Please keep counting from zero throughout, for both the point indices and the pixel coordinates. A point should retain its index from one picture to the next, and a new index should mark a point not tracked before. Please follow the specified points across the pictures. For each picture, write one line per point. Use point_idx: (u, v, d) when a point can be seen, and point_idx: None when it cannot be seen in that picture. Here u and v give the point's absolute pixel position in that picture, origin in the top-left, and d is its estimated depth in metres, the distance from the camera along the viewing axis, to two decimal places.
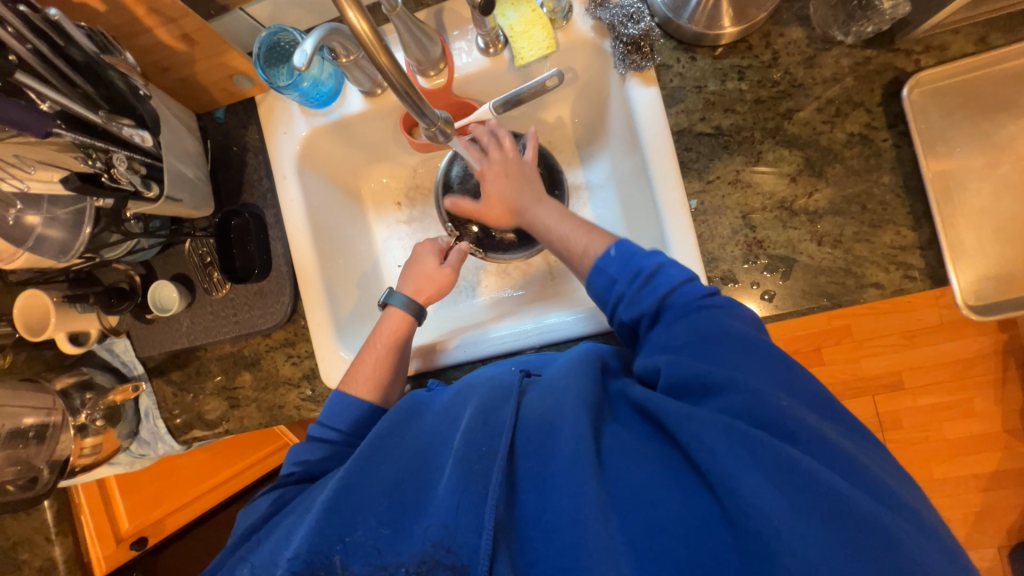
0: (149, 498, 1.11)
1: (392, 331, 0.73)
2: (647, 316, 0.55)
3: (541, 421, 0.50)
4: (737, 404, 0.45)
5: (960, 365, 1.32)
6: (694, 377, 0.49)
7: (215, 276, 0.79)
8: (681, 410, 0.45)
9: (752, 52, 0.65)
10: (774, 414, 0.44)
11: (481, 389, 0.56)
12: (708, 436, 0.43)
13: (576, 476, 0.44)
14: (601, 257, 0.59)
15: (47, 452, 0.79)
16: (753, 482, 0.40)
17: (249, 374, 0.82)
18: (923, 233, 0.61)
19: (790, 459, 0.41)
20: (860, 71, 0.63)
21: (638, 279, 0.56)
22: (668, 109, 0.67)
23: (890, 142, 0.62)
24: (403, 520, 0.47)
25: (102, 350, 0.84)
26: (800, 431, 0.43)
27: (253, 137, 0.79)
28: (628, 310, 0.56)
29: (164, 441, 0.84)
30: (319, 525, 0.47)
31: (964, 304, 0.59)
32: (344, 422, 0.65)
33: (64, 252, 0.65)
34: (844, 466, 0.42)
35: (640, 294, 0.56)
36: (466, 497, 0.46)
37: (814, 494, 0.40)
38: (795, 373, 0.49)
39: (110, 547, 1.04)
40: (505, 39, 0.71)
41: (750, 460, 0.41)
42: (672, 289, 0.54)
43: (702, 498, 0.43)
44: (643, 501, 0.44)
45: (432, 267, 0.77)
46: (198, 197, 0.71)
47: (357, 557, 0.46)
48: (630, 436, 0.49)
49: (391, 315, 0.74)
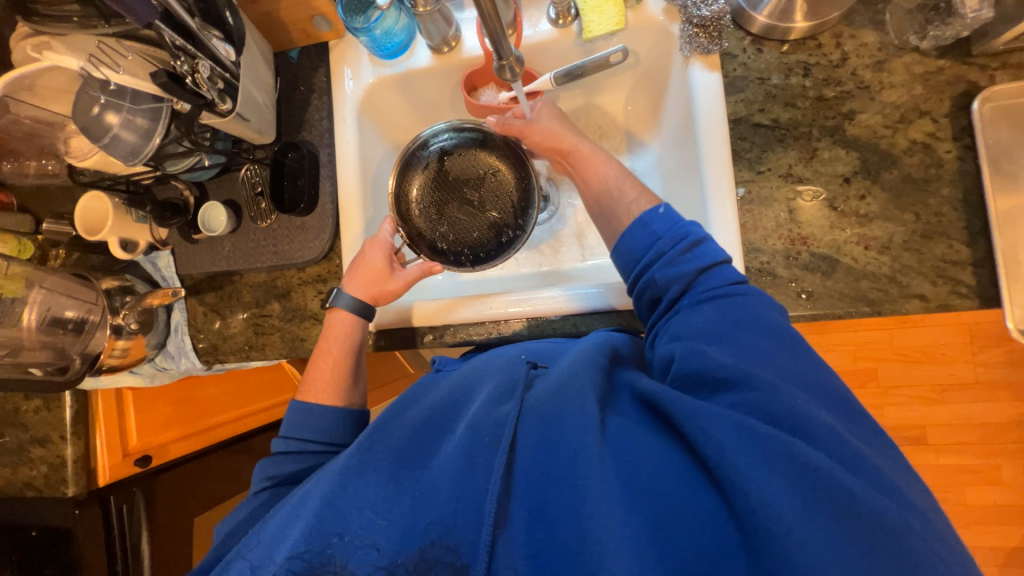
0: (159, 419, 1.13)
1: (342, 334, 0.72)
2: (679, 283, 0.55)
3: (548, 412, 0.49)
4: (751, 402, 0.45)
5: (989, 429, 1.33)
6: (706, 366, 0.48)
7: (262, 206, 0.82)
8: (689, 405, 0.45)
9: (822, 50, 0.65)
10: (785, 411, 0.44)
11: (492, 377, 0.58)
12: (717, 432, 0.42)
13: (584, 466, 0.44)
14: (648, 211, 0.59)
15: (82, 344, 0.81)
16: (761, 476, 0.39)
17: (278, 305, 0.85)
18: (979, 250, 0.59)
19: (802, 457, 0.40)
20: (930, 80, 0.62)
21: (682, 243, 0.56)
22: (727, 97, 0.68)
23: (953, 154, 0.61)
24: (401, 509, 0.46)
25: (146, 263, 0.88)
26: (814, 426, 0.43)
27: (321, 79, 0.83)
28: (662, 271, 0.56)
29: (187, 357, 0.87)
30: (317, 519, 0.44)
31: (1014, 328, 0.56)
32: (313, 432, 0.66)
33: (133, 155, 0.69)
34: (868, 472, 0.41)
35: (680, 258, 0.55)
36: (467, 479, 0.46)
37: (822, 487, 0.39)
38: (835, 394, 0.47)
39: (117, 459, 1.02)
40: (575, 12, 0.73)
41: (758, 457, 0.40)
42: (712, 263, 0.54)
43: (705, 495, 0.42)
44: (650, 494, 0.42)
45: (375, 264, 0.73)
46: (263, 122, 0.75)
47: (355, 555, 0.43)
48: (631, 427, 0.48)
49: (340, 318, 0.73)
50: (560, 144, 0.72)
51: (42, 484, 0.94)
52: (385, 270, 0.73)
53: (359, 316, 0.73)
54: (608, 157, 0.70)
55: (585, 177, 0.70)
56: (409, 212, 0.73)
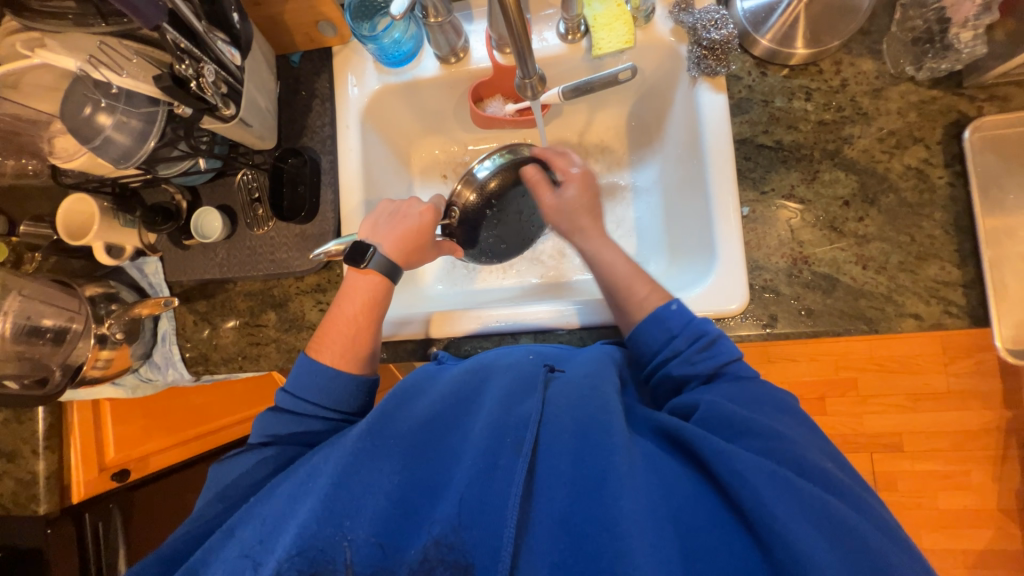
0: (138, 431, 1.09)
1: (363, 295, 0.68)
2: (700, 377, 0.56)
3: (578, 426, 0.48)
4: (776, 451, 0.46)
5: (959, 437, 1.40)
6: (733, 415, 0.49)
7: (259, 213, 0.80)
8: (722, 447, 0.45)
9: (822, 76, 0.68)
10: (806, 467, 0.45)
11: (504, 376, 0.56)
12: (753, 475, 0.43)
13: (617, 485, 0.43)
14: (663, 307, 0.60)
15: (63, 356, 0.77)
16: (801, 525, 0.40)
17: (274, 315, 0.82)
18: (968, 272, 0.62)
19: (834, 511, 0.41)
20: (924, 109, 0.65)
21: (697, 342, 0.57)
22: (733, 118, 0.69)
23: (946, 180, 0.64)
24: (414, 507, 0.45)
25: (132, 269, 0.84)
26: (842, 486, 0.45)
27: (323, 85, 0.81)
28: (678, 367, 0.57)
29: (175, 368, 0.84)
30: (326, 501, 0.44)
31: (1000, 346, 0.60)
32: (320, 396, 0.60)
33: (126, 159, 0.66)
34: (877, 520, 0.44)
35: (696, 355, 0.57)
36: (488, 491, 0.45)
37: (854, 542, 0.40)
38: (814, 432, 0.51)
39: (93, 474, 0.97)
40: (585, 28, 0.73)
41: (798, 509, 0.41)
42: (727, 361, 0.56)
43: (736, 536, 0.42)
44: (679, 522, 0.42)
45: (422, 232, 0.70)
46: (265, 127, 0.73)
47: (361, 549, 0.42)
48: (653, 452, 0.48)
49: (369, 278, 0.68)
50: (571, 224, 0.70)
51: (8, 502, 0.86)
52: (427, 238, 0.71)
53: (387, 278, 0.69)
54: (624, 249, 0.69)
55: (597, 261, 0.68)
56: (473, 214, 0.69)
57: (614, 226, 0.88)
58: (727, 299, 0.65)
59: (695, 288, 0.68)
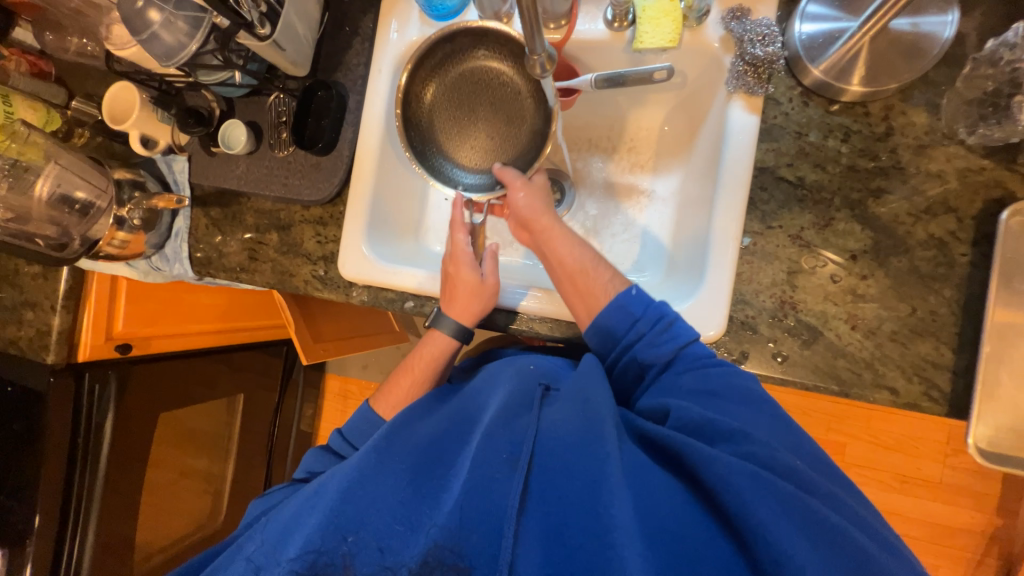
0: (145, 313, 1.17)
1: (433, 352, 0.76)
2: (662, 362, 0.61)
3: (565, 446, 0.50)
4: (754, 451, 0.49)
5: (939, 530, 1.33)
6: (707, 423, 0.53)
7: (283, 136, 0.82)
8: (706, 452, 0.48)
9: (868, 120, 0.63)
10: (783, 467, 0.48)
11: (505, 396, 0.59)
12: (733, 479, 0.46)
13: (607, 496, 0.46)
14: (623, 292, 0.64)
15: (85, 227, 0.83)
16: (781, 526, 0.43)
17: (276, 236, 0.86)
18: (961, 359, 0.59)
19: (810, 508, 0.45)
20: (968, 178, 0.60)
21: (658, 324, 0.61)
22: (760, 143, 0.66)
23: (968, 258, 0.59)
24: (415, 516, 0.48)
25: (161, 163, 0.89)
26: (819, 487, 0.48)
27: (368, 25, 0.82)
28: (644, 350, 0.61)
29: (181, 264, 0.90)
30: (331, 516, 0.48)
31: (971, 443, 0.56)
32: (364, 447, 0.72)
33: (169, 58, 0.70)
34: (851, 515, 0.48)
35: (658, 338, 0.61)
36: (488, 497, 0.47)
37: (828, 535, 0.44)
38: (777, 422, 0.54)
39: (99, 341, 1.06)
40: (632, 18, 0.70)
41: (775, 508, 0.44)
42: (687, 342, 0.60)
43: (720, 541, 0.45)
44: (668, 532, 0.45)
45: (472, 283, 0.72)
46: (299, 54, 0.75)
47: (362, 554, 0.46)
48: (641, 460, 0.51)
49: (435, 340, 0.76)
50: (535, 222, 0.71)
51: (25, 345, 0.99)
52: (484, 282, 0.72)
53: (456, 339, 0.75)
54: (580, 243, 0.70)
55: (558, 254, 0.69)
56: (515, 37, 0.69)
57: (622, 227, 0.85)
58: (703, 324, 0.64)
59: (672, 307, 0.67)
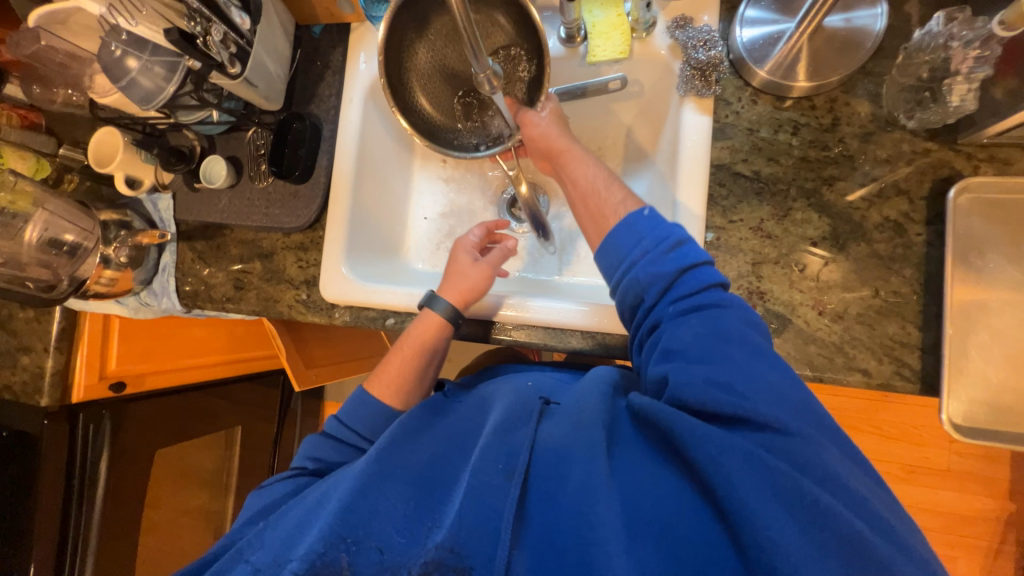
0: (138, 350, 1.17)
1: (422, 335, 0.73)
2: (662, 281, 0.56)
3: (557, 451, 0.51)
4: (753, 433, 0.47)
5: (953, 520, 1.30)
6: (715, 399, 0.49)
7: (262, 167, 0.86)
8: (699, 429, 0.46)
9: (814, 112, 0.66)
10: (779, 447, 0.46)
11: (504, 405, 0.60)
12: (728, 460, 0.44)
13: (594, 495, 0.46)
14: (633, 212, 0.61)
15: (72, 267, 0.85)
16: (772, 512, 0.42)
17: (260, 264, 0.88)
18: (928, 337, 0.60)
19: (808, 492, 0.43)
20: (915, 161, 0.62)
21: (664, 243, 0.58)
22: (714, 141, 0.68)
23: (923, 237, 0.61)
24: (416, 528, 0.49)
25: (147, 202, 0.92)
26: (826, 470, 0.46)
27: (337, 58, 0.86)
28: (647, 271, 0.57)
29: (169, 298, 0.92)
30: (333, 523, 0.48)
31: (946, 419, 0.56)
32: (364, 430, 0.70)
33: (148, 101, 0.74)
34: (858, 500, 0.45)
35: (663, 257, 0.57)
36: (485, 507, 0.48)
37: (825, 521, 0.42)
38: (788, 395, 0.50)
39: (92, 380, 1.05)
40: (584, 34, 0.74)
41: (767, 492, 0.43)
42: (694, 262, 0.57)
43: (710, 525, 0.44)
44: (658, 522, 0.45)
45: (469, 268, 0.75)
46: (271, 90, 0.79)
47: (361, 559, 0.47)
48: (637, 455, 0.50)
49: (426, 317, 0.73)
50: (552, 147, 0.69)
51: (19, 390, 0.99)
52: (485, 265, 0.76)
53: (447, 323, 0.73)
54: (596, 164, 0.69)
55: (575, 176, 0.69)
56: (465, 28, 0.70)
57: None
58: None
59: None
